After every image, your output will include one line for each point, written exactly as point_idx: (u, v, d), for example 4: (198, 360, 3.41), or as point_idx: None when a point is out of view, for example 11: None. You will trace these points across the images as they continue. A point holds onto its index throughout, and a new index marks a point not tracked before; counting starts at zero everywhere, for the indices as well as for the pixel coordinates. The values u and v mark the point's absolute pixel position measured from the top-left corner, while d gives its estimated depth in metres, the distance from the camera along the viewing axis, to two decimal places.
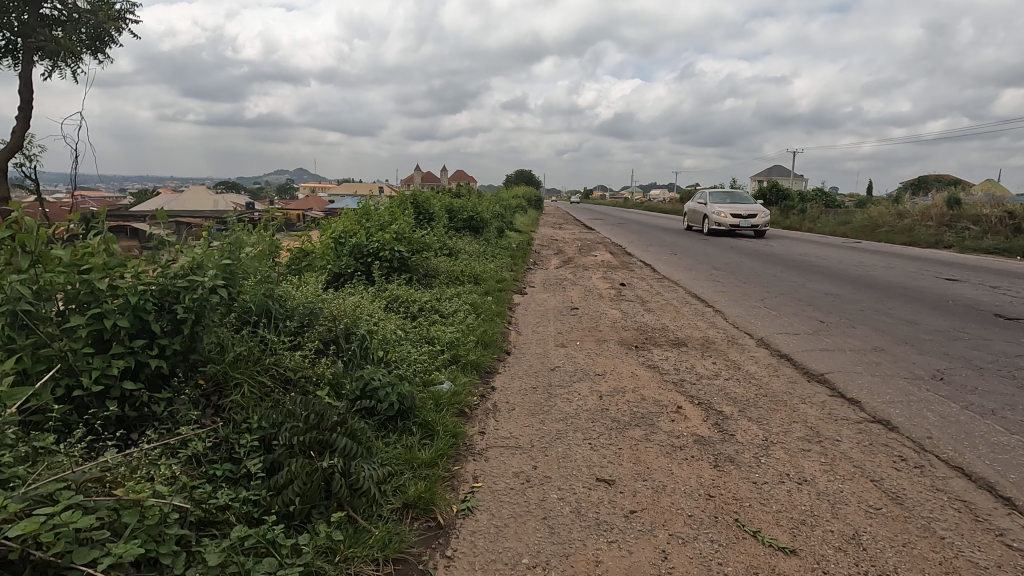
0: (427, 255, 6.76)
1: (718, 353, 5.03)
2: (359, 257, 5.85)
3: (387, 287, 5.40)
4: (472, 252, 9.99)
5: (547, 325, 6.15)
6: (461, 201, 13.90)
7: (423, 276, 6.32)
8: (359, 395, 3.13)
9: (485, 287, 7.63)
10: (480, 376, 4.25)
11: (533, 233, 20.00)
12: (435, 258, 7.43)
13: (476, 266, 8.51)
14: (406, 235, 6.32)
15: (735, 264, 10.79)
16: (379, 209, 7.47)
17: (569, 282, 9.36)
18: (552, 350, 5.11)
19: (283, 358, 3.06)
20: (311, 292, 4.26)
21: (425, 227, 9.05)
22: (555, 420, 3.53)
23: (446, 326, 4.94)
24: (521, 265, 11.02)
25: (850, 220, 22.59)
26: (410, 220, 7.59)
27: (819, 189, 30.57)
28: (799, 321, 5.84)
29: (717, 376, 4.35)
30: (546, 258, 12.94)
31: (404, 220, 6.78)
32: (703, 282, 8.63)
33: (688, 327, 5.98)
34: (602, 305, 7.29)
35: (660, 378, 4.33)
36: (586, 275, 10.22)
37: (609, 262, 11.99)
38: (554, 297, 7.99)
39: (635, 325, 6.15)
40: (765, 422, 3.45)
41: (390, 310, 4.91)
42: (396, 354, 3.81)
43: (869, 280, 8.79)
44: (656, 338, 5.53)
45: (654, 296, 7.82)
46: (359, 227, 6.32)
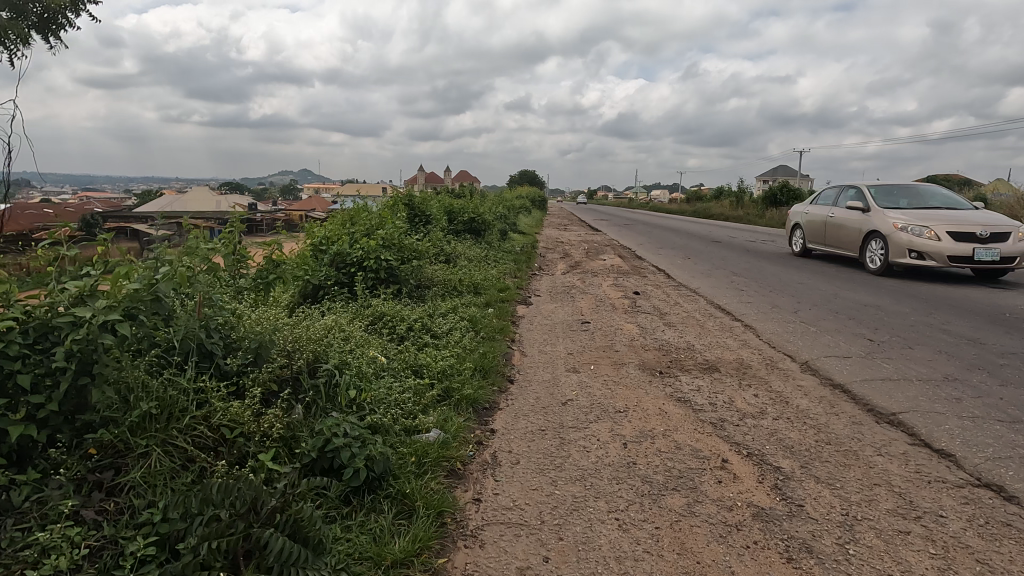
0: (420, 264, 6.02)
1: (757, 381, 4.28)
2: (340, 268, 5.14)
3: (370, 302, 4.69)
4: (473, 258, 9.25)
5: (555, 343, 5.41)
6: (462, 202, 13.15)
7: (415, 288, 5.59)
8: (317, 458, 2.39)
9: (485, 298, 6.89)
10: (476, 416, 3.52)
11: (537, 235, 19.26)
12: (429, 265, 6.71)
13: (477, 273, 7.77)
14: (395, 241, 5.59)
15: (756, 270, 10.03)
16: (368, 212, 6.76)
17: (577, 290, 8.62)
18: (562, 378, 4.37)
19: (215, 411, 2.34)
20: (273, 314, 3.53)
21: (420, 233, 8.32)
22: (570, 480, 2.80)
23: (437, 351, 4.21)
24: (525, 271, 10.31)
25: None
26: (403, 223, 6.86)
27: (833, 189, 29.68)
28: (846, 340, 5.08)
29: (763, 414, 3.60)
30: (553, 263, 12.19)
31: (394, 224, 6.07)
32: (726, 291, 7.87)
33: (717, 347, 5.23)
34: (616, 318, 6.54)
35: (694, 416, 3.59)
36: (596, 282, 9.49)
37: (620, 267, 11.26)
38: (561, 308, 7.24)
39: (657, 343, 5.41)
40: (839, 486, 2.70)
41: (373, 331, 4.18)
42: (372, 393, 3.08)
43: (908, 288, 8.01)
44: (682, 361, 4.79)
45: (672, 308, 7.07)
46: (342, 234, 5.59)
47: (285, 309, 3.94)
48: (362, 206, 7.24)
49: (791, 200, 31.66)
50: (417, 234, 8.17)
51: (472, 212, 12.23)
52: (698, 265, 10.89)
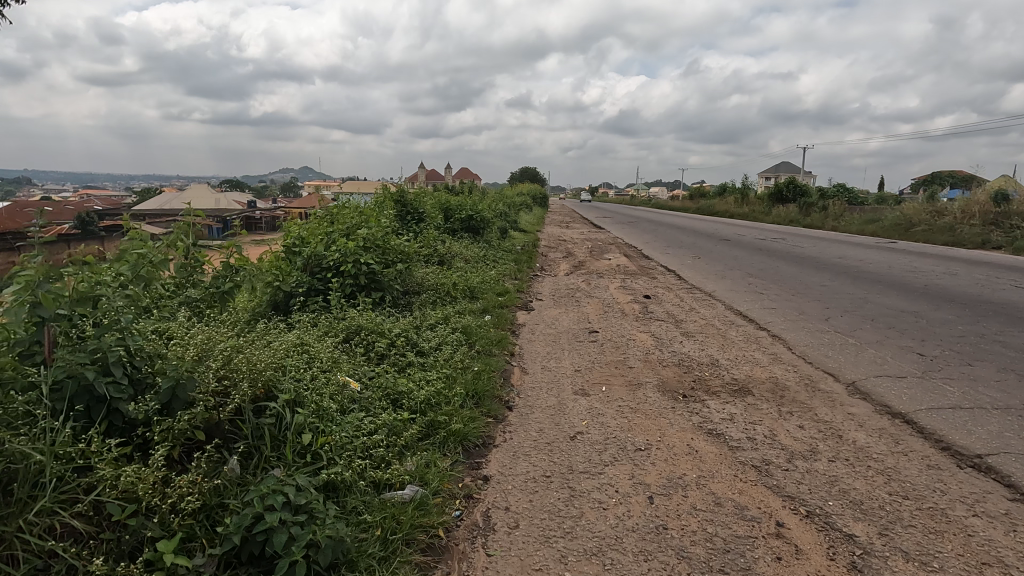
0: (408, 266, 5.38)
1: (799, 407, 3.64)
2: (315, 274, 4.51)
3: (346, 313, 4.06)
4: (470, 259, 8.60)
5: (560, 358, 4.77)
6: (459, 199, 12.48)
7: (401, 295, 4.96)
8: (242, 544, 1.78)
9: (482, 305, 6.24)
10: (465, 459, 2.88)
11: (537, 233, 18.60)
12: (419, 269, 6.07)
13: (473, 276, 7.12)
14: (379, 242, 4.95)
15: (773, 271, 9.38)
16: (350, 209, 6.11)
17: (582, 293, 7.98)
18: (570, 405, 3.73)
19: (101, 482, 1.74)
20: (217, 334, 2.89)
21: (410, 233, 7.68)
22: (584, 554, 2.17)
23: (422, 374, 3.57)
24: (525, 272, 9.67)
25: (879, 219, 21.07)
26: (391, 221, 6.22)
27: (841, 185, 29.00)
28: (893, 355, 4.44)
29: (815, 455, 2.96)
30: (555, 263, 11.52)
31: (378, 223, 5.43)
32: (745, 295, 7.22)
33: (745, 362, 4.58)
34: (627, 327, 5.89)
35: (732, 458, 2.95)
36: (601, 284, 8.84)
37: (627, 267, 10.61)
38: (566, 314, 6.59)
39: (676, 357, 4.77)
40: (938, 567, 2.06)
41: (345, 351, 3.54)
42: (334, 438, 2.44)
43: (943, 292, 7.38)
44: (708, 381, 4.14)
45: (688, 315, 6.43)
46: (319, 233, 4.95)
47: (239, 327, 3.30)
48: (347, 202, 6.60)
49: (797, 196, 31.03)
50: (408, 234, 7.52)
51: (469, 209, 11.56)
52: (710, 265, 10.23)
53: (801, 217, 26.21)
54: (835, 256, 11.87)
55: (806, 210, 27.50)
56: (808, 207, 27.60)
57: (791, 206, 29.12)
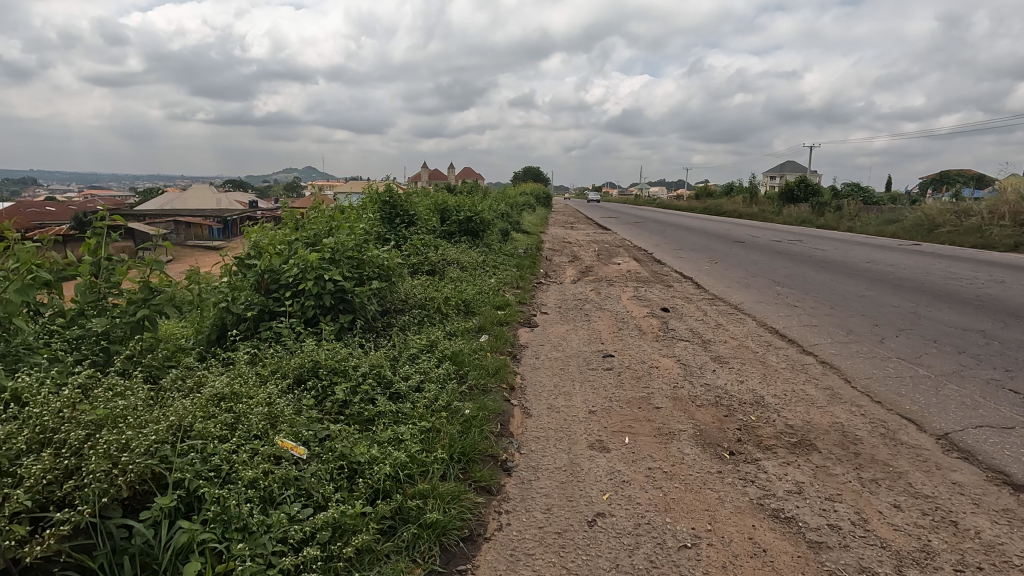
0: (390, 279, 4.54)
1: (885, 473, 2.79)
2: (270, 295, 3.70)
3: (303, 344, 3.24)
4: (467, 267, 7.77)
5: (570, 395, 3.92)
6: (457, 198, 11.62)
7: (377, 316, 4.13)
8: None
9: (477, 324, 5.40)
10: (443, 568, 2.05)
11: (540, 234, 17.78)
12: (405, 282, 5.26)
13: (469, 288, 6.29)
14: (351, 251, 4.10)
15: (801, 279, 8.53)
16: (326, 212, 5.28)
17: (591, 305, 7.15)
18: (584, 467, 2.89)
19: None
20: (96, 398, 2.10)
21: (397, 240, 6.87)
22: None
23: (393, 429, 2.73)
24: (527, 279, 8.85)
25: (897, 219, 20.17)
26: (372, 227, 5.38)
27: (855, 184, 28.06)
28: (984, 395, 3.59)
29: (933, 560, 2.12)
30: (561, 268, 10.66)
31: (354, 229, 4.60)
32: (777, 309, 6.37)
33: (798, 401, 3.74)
34: (648, 349, 5.04)
35: (815, 564, 2.11)
36: (612, 293, 8.01)
37: (638, 274, 9.76)
38: (574, 332, 5.73)
39: (712, 393, 3.91)
40: None
41: (292, 400, 2.71)
42: (236, 568, 1.63)
43: (1003, 305, 6.50)
44: (757, 430, 3.29)
45: (715, 333, 5.57)
46: (279, 242, 4.11)
47: (142, 381, 2.48)
48: (323, 203, 5.75)
49: (809, 195, 30.11)
50: (395, 241, 6.71)
51: (467, 210, 10.69)
52: (729, 271, 9.40)
53: (813, 218, 25.31)
54: (863, 261, 11.00)
55: (819, 210, 26.59)
56: (821, 207, 26.68)
57: (802, 206, 28.19)
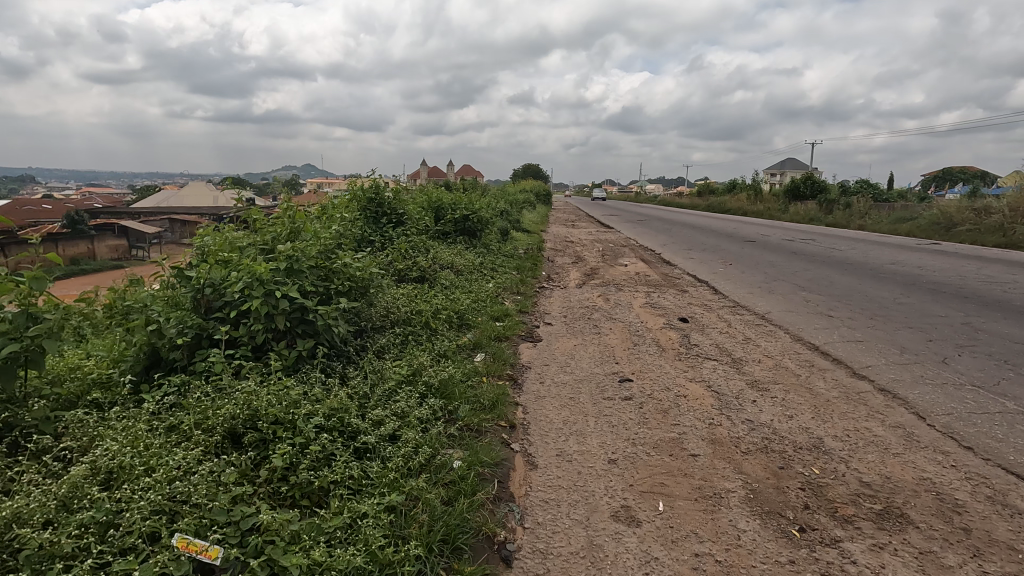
0: (367, 292, 3.80)
1: (1016, 565, 2.07)
2: (212, 315, 2.96)
3: (243, 385, 2.51)
4: (462, 272, 7.03)
5: (583, 437, 3.19)
6: (453, 196, 10.86)
7: (348, 339, 3.40)
8: None
9: (470, 343, 4.66)
10: None
11: (541, 233, 17.02)
12: (388, 292, 4.51)
13: (463, 297, 5.55)
14: (317, 259, 3.36)
15: (829, 284, 7.78)
16: (296, 209, 4.50)
17: (600, 314, 6.41)
18: (609, 552, 2.16)
19: None
20: None
21: (383, 242, 6.11)
22: None
23: (351, 510, 2.01)
24: (528, 284, 8.11)
25: (912, 218, 19.41)
26: (349, 229, 4.63)
27: (864, 181, 27.31)
28: None
29: None
30: (564, 271, 9.91)
31: (325, 233, 3.84)
32: (812, 320, 5.63)
33: (867, 447, 3.02)
34: (671, 371, 4.31)
35: None
36: (622, 299, 7.28)
37: (648, 277, 9.02)
38: (583, 349, 4.99)
39: (759, 435, 3.18)
40: None
41: (212, 470, 2.01)
42: None
43: None
44: (826, 492, 2.57)
45: (746, 350, 4.85)
46: (229, 248, 3.37)
47: None
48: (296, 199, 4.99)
49: (815, 193, 29.38)
50: (380, 243, 5.95)
51: (463, 208, 9.93)
52: (748, 275, 8.65)
53: (822, 216, 24.55)
54: (887, 264, 10.26)
55: (827, 209, 25.85)
56: (829, 206, 25.90)
57: (810, 204, 27.43)
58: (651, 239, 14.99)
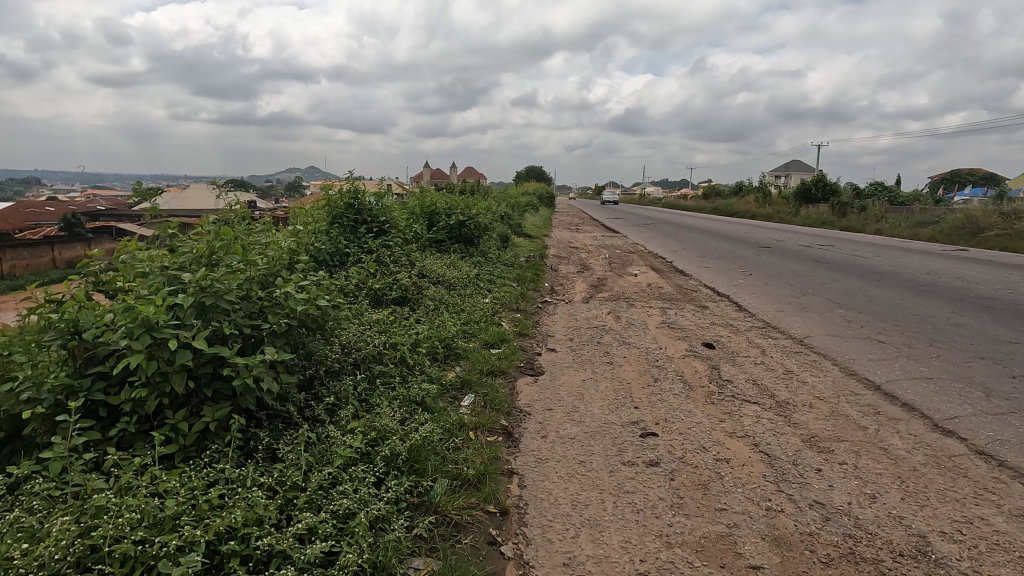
0: (321, 327, 2.97)
1: None
2: (87, 372, 2.14)
3: (97, 494, 1.68)
4: (453, 288, 6.22)
5: (600, 530, 2.37)
6: (449, 199, 10.04)
7: (289, 394, 2.57)
8: None
9: (454, 385, 3.82)
10: None
11: (544, 238, 16.19)
12: (356, 321, 3.70)
13: (451, 323, 4.73)
14: (245, 289, 2.52)
15: (866, 300, 6.94)
16: (240, 221, 3.67)
17: (612, 337, 5.58)
18: None
19: None
20: None
21: (361, 253, 5.29)
22: None
23: None
24: (529, 298, 7.28)
25: (932, 222, 18.53)
26: (306, 247, 3.80)
27: (878, 182, 26.40)
28: None
29: None
30: (569, 281, 9.08)
31: (265, 254, 3.00)
32: (862, 349, 4.80)
33: (994, 553, 2.18)
34: (703, 421, 3.47)
35: None
36: (634, 318, 6.45)
37: (662, 290, 8.19)
38: (593, 387, 4.15)
39: (839, 532, 2.34)
40: None
41: None
42: None
43: None
44: None
45: (790, 389, 4.01)
46: (131, 275, 2.55)
47: None
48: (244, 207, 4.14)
49: (827, 195, 28.49)
50: (355, 256, 5.13)
51: (459, 213, 9.11)
52: (773, 288, 7.80)
53: (835, 219, 23.66)
54: (921, 273, 9.40)
55: (840, 212, 24.96)
56: (842, 208, 25.03)
57: (821, 207, 26.53)
58: (660, 245, 14.14)
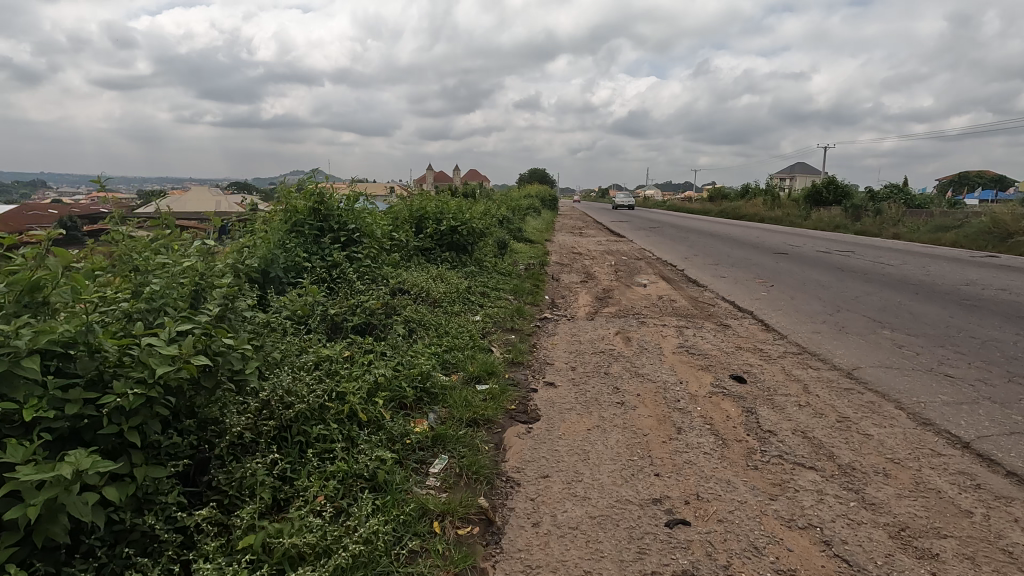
0: (222, 385, 2.14)
1: None
2: None
3: None
4: (437, 306, 5.37)
5: None
6: (441, 202, 9.18)
7: (153, 494, 1.75)
8: None
9: (419, 445, 2.96)
10: None
11: (546, 243, 15.33)
12: (292, 365, 2.85)
13: (426, 355, 3.88)
14: (82, 342, 1.71)
15: (913, 319, 6.06)
16: (139, 246, 2.89)
17: (621, 366, 4.72)
18: None
19: None
20: None
21: (321, 267, 4.44)
22: None
23: None
24: (525, 314, 6.43)
25: (954, 226, 17.65)
26: (229, 273, 2.97)
27: (893, 184, 25.49)
28: None
29: None
30: (571, 293, 8.23)
31: (141, 300, 2.20)
32: (931, 387, 3.93)
33: None
34: (747, 501, 2.61)
35: None
36: (646, 339, 5.59)
37: (675, 304, 7.33)
38: (600, 441, 3.29)
39: None
40: None
41: None
42: None
43: None
44: None
45: (851, 446, 3.14)
46: None
47: None
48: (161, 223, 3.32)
49: (838, 198, 27.67)
50: (314, 273, 4.29)
51: (450, 217, 8.26)
52: (802, 303, 6.93)
53: (849, 223, 22.77)
54: (960, 285, 8.50)
55: (854, 215, 24.07)
56: (855, 211, 24.13)
57: (834, 210, 25.64)
58: (668, 252, 13.25)
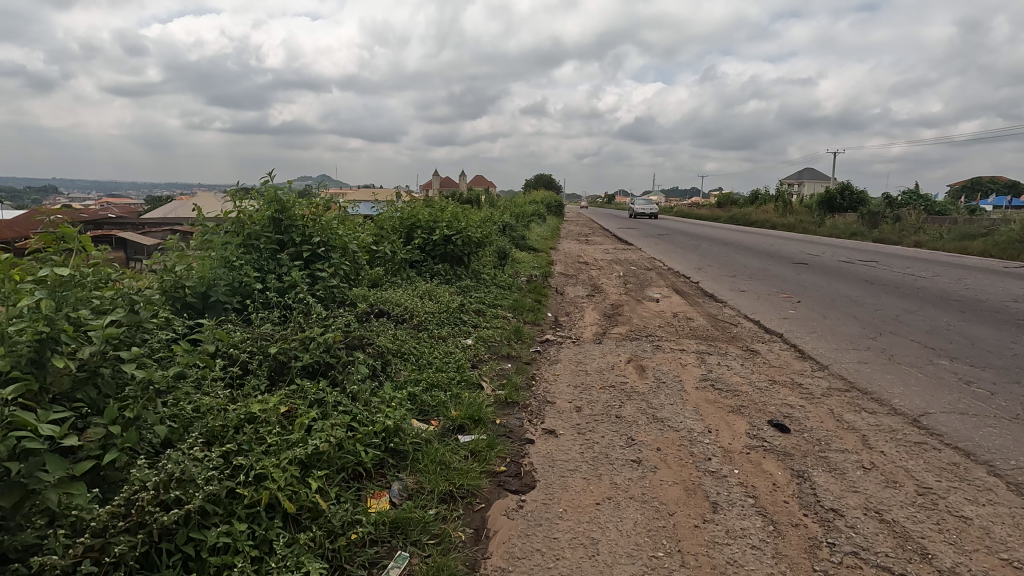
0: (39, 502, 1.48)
1: None
2: None
3: None
4: (419, 331, 4.61)
5: None
6: (435, 209, 8.45)
7: None
8: None
9: (370, 539, 2.20)
10: None
11: (551, 251, 14.58)
12: (192, 436, 2.07)
13: (393, 402, 3.11)
14: None
15: (975, 345, 5.23)
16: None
17: (635, 407, 3.94)
18: None
19: None
20: None
21: (274, 289, 3.69)
22: None
23: None
24: (524, 336, 5.67)
25: (981, 234, 16.77)
26: (115, 308, 2.24)
27: (912, 190, 24.61)
28: None
29: None
30: (576, 309, 7.48)
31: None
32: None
33: None
34: None
35: None
36: (663, 369, 4.81)
37: (694, 323, 6.54)
38: (615, 524, 2.51)
39: None
40: None
41: None
42: None
43: None
44: None
45: (949, 539, 2.36)
46: None
47: None
48: (42, 234, 2.53)
49: (854, 204, 26.81)
50: (262, 299, 3.54)
51: (444, 226, 7.52)
52: (840, 324, 6.11)
53: (867, 230, 21.89)
54: (1011, 301, 7.66)
55: (871, 221, 23.20)
56: (873, 217, 23.25)
57: (850, 217, 24.77)
58: (681, 261, 12.42)
